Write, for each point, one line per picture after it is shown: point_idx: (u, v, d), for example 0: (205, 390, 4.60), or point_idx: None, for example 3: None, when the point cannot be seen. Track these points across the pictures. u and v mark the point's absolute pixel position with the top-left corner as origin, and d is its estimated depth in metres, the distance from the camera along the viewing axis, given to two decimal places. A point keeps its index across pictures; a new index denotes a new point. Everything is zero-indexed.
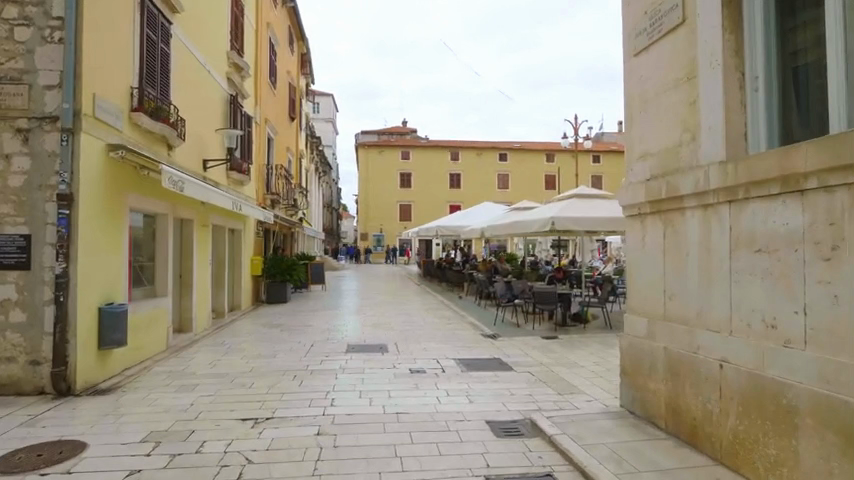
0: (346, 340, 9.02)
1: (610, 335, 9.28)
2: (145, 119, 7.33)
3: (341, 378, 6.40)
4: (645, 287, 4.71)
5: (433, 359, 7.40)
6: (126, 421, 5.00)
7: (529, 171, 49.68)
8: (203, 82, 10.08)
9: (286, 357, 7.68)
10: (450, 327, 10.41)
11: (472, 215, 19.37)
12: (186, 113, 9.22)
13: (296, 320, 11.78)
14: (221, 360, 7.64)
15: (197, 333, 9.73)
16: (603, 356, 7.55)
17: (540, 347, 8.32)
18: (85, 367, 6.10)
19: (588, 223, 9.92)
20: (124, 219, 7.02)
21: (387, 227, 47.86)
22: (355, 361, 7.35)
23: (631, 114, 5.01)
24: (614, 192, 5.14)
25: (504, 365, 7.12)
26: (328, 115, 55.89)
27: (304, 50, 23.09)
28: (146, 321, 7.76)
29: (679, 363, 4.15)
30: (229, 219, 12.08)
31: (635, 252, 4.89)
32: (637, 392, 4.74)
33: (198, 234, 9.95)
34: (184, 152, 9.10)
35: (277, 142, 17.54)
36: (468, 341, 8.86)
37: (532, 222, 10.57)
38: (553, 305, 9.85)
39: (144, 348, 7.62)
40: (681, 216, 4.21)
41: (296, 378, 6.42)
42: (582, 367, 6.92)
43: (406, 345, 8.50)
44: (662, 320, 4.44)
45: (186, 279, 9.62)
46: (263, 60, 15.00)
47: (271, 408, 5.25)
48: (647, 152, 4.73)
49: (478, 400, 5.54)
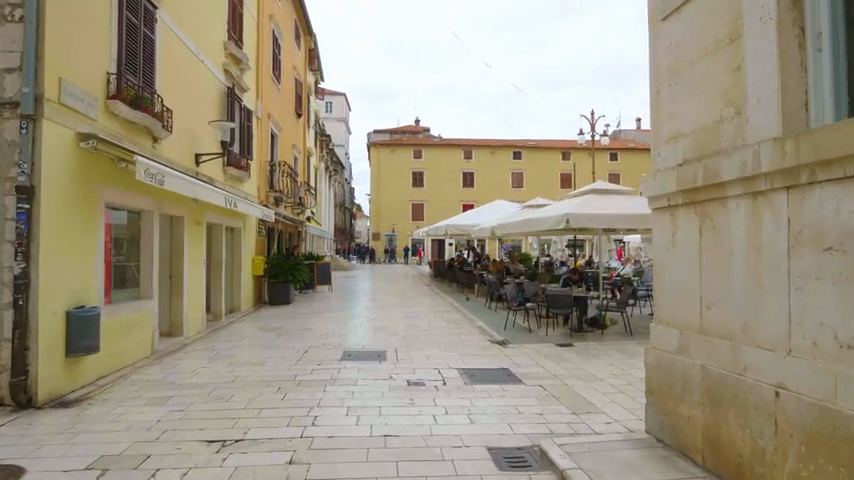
0: (343, 346, 8.40)
1: (630, 342, 8.51)
2: (123, 108, 6.80)
3: (330, 391, 5.76)
4: (676, 293, 3.99)
5: (434, 369, 6.73)
6: (78, 442, 4.41)
7: (544, 169, 48.69)
8: (194, 72, 9.55)
9: (275, 365, 7.07)
10: (456, 332, 9.72)
11: (483, 213, 18.65)
12: (175, 104, 8.72)
13: (295, 324, 11.18)
14: (206, 367, 7.07)
15: (188, 337, 9.19)
16: (624, 367, 6.80)
17: (553, 355, 7.60)
18: (49, 376, 5.54)
19: (606, 221, 9.15)
20: (99, 216, 6.49)
21: (400, 226, 47.31)
22: (349, 370, 6.72)
23: (658, 89, 4.28)
24: (639, 182, 4.42)
25: (512, 377, 6.43)
26: (341, 115, 55.52)
27: (311, 46, 22.54)
28: (128, 325, 7.22)
29: (721, 386, 3.45)
30: (227, 217, 11.56)
31: (663, 252, 4.17)
32: (666, 417, 4.03)
33: (190, 232, 9.42)
34: (171, 145, 8.56)
35: (282, 138, 17.04)
36: (475, 348, 8.18)
37: (546, 219, 9.83)
38: (568, 308, 9.12)
39: (125, 354, 7.08)
40: (722, 207, 3.50)
41: (279, 391, 5.79)
42: (600, 381, 6.18)
43: (407, 352, 7.84)
44: (697, 334, 3.73)
45: (177, 280, 9.04)
46: (265, 53, 14.48)
47: (244, 428, 4.63)
48: (679, 132, 4.01)
49: (481, 420, 4.84)
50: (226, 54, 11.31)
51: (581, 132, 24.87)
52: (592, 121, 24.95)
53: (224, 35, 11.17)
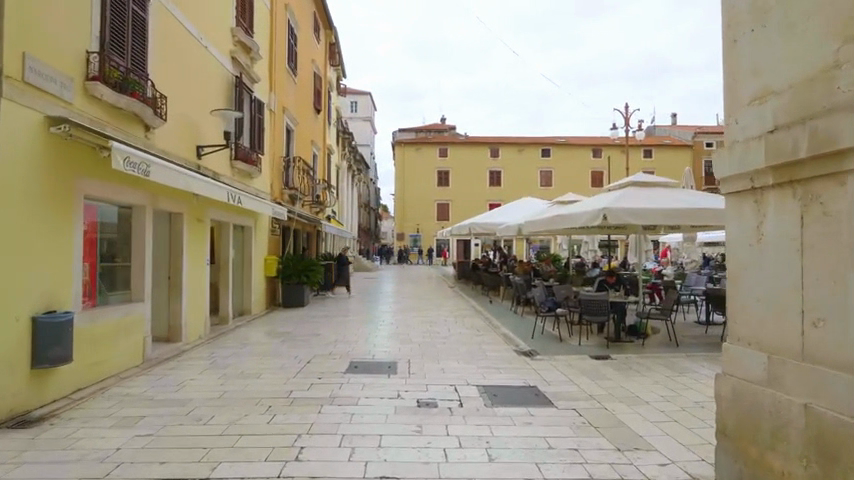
0: (351, 355, 7.56)
1: (677, 355, 7.41)
2: (104, 91, 6.14)
3: (326, 413, 4.92)
4: (762, 305, 3.02)
5: (450, 386, 5.82)
6: (15, 476, 3.67)
7: (574, 167, 47.09)
8: (196, 58, 8.93)
9: (271, 377, 6.28)
10: (478, 341, 8.76)
11: (510, 211, 17.60)
12: (172, 91, 8.09)
13: (305, 328, 10.42)
14: (197, 379, 6.32)
15: (188, 343, 8.51)
16: (673, 388, 5.76)
17: (589, 370, 6.60)
18: (9, 390, 4.85)
19: (649, 217, 8.08)
20: (76, 210, 5.84)
21: (425, 226, 46.45)
22: (353, 385, 5.88)
23: (735, 39, 3.31)
24: (710, 160, 3.44)
25: (541, 397, 5.47)
26: (366, 114, 55.07)
27: (332, 40, 21.98)
28: (112, 332, 6.53)
29: (836, 436, 2.48)
30: (235, 214, 10.90)
31: (741, 251, 3.19)
32: (749, 468, 3.03)
33: (191, 229, 8.77)
34: (167, 136, 7.93)
35: (298, 133, 16.44)
36: (499, 360, 7.21)
37: (579, 215, 8.81)
38: (605, 315, 8.12)
39: (108, 364, 6.40)
40: (841, 187, 2.55)
41: (267, 412, 4.96)
42: (647, 405, 5.17)
43: (421, 364, 6.94)
44: (797, 360, 2.75)
45: (175, 281, 8.39)
46: (279, 43, 13.88)
47: (212, 463, 3.82)
48: (768, 90, 3.05)
49: (503, 458, 3.90)
50: (234, 41, 10.70)
51: (612, 125, 23.54)
52: (626, 113, 23.62)
53: (232, 23, 10.56)
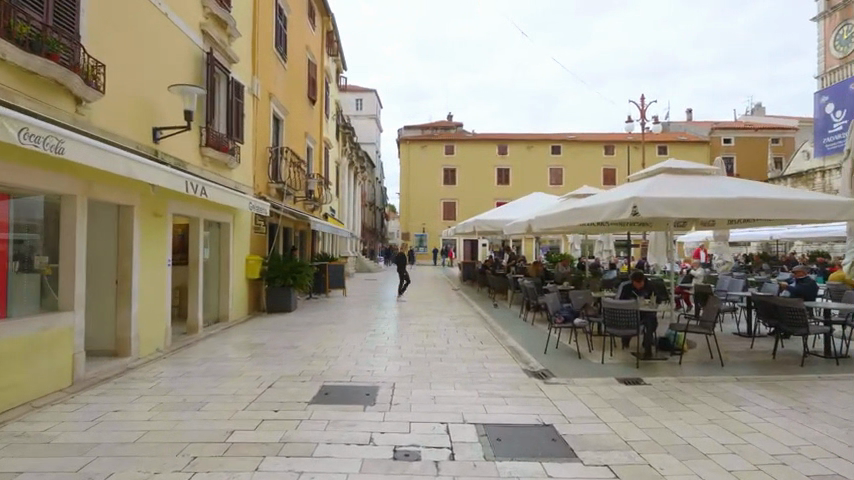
0: (326, 377, 6.25)
1: (725, 379, 5.99)
2: (6, 48, 4.85)
3: (266, 471, 3.58)
4: None
5: (441, 426, 4.48)
6: None
7: (584, 165, 45.58)
8: (150, 25, 7.65)
9: (216, 409, 4.98)
10: (479, 357, 7.40)
11: (519, 207, 16.16)
12: (115, 59, 6.80)
13: (284, 339, 9.10)
14: (123, 410, 5.03)
15: (139, 358, 7.24)
16: (735, 431, 4.35)
17: (619, 401, 5.22)
18: None
19: (689, 210, 6.67)
20: None
21: (431, 226, 45.07)
22: (314, 423, 4.55)
23: None
24: None
25: (560, 443, 4.11)
26: (370, 112, 53.79)
27: (330, 28, 20.84)
28: (24, 351, 5.27)
29: None
30: (207, 209, 9.63)
31: None
32: None
33: (144, 224, 7.48)
34: (109, 112, 6.65)
35: (289, 123, 15.24)
36: (504, 385, 5.85)
37: (604, 207, 7.34)
38: (632, 328, 6.74)
39: (17, 390, 5.16)
40: None
41: (186, 468, 3.65)
42: (709, 461, 3.77)
43: (407, 391, 5.60)
44: None
45: (124, 287, 7.13)
46: (264, 23, 12.64)
47: None
48: None
49: None
50: (205, 14, 9.42)
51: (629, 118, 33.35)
52: (641, 106, 22.17)
53: None
